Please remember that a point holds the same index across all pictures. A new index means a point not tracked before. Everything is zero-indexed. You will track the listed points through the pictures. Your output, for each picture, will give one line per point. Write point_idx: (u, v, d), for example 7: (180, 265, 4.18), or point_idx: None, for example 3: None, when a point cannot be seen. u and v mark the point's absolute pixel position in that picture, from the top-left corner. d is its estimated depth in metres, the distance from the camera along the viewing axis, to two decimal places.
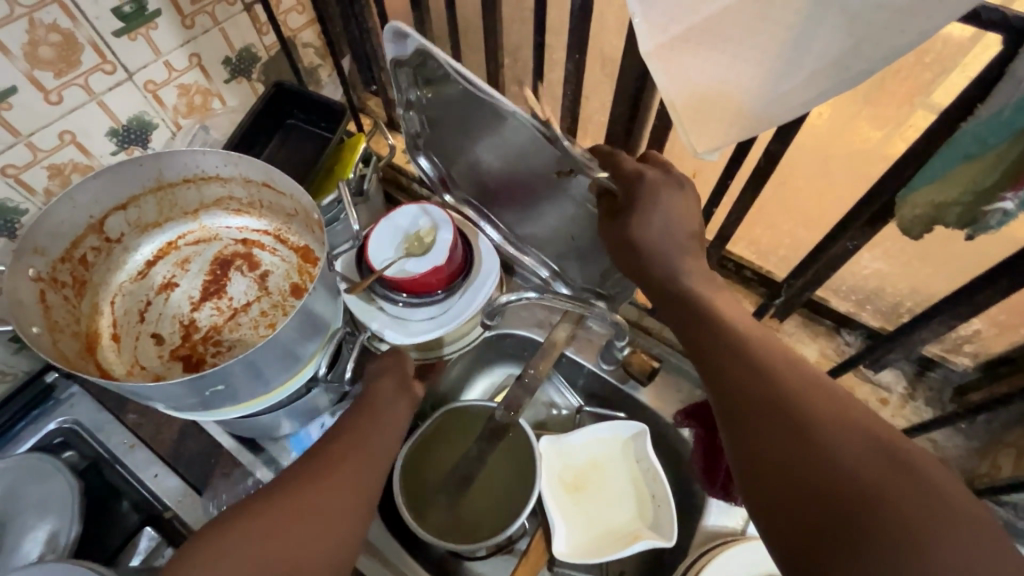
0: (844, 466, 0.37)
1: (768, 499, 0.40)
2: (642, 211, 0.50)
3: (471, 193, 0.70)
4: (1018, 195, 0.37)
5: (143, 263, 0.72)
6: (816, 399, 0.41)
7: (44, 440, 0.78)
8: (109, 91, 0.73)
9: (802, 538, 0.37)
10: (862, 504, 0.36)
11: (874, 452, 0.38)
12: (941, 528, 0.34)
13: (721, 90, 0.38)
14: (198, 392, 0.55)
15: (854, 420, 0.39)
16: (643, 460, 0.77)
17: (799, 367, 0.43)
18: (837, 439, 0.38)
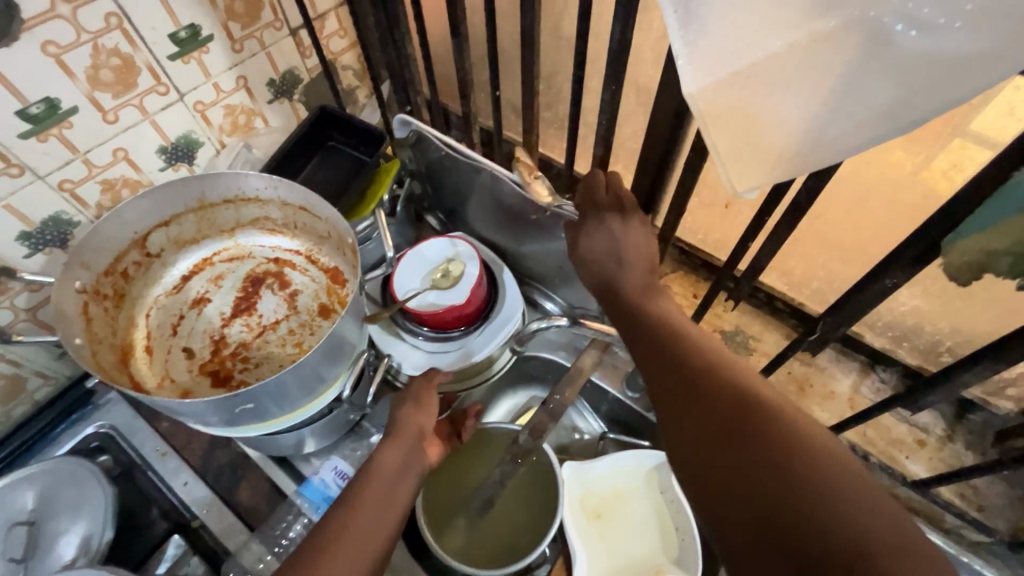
0: (733, 415, 0.39)
1: (678, 458, 0.42)
2: (592, 231, 0.60)
3: (476, 231, 0.88)
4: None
5: (179, 278, 0.74)
6: (712, 365, 0.44)
7: (81, 444, 0.80)
8: (161, 112, 0.77)
9: (705, 488, 0.39)
10: (741, 439, 0.37)
11: (762, 402, 0.39)
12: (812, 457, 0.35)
13: (765, 132, 0.38)
14: (227, 410, 0.56)
15: (745, 382, 0.41)
16: (667, 492, 0.76)
17: (707, 345, 0.47)
18: (722, 383, 0.42)
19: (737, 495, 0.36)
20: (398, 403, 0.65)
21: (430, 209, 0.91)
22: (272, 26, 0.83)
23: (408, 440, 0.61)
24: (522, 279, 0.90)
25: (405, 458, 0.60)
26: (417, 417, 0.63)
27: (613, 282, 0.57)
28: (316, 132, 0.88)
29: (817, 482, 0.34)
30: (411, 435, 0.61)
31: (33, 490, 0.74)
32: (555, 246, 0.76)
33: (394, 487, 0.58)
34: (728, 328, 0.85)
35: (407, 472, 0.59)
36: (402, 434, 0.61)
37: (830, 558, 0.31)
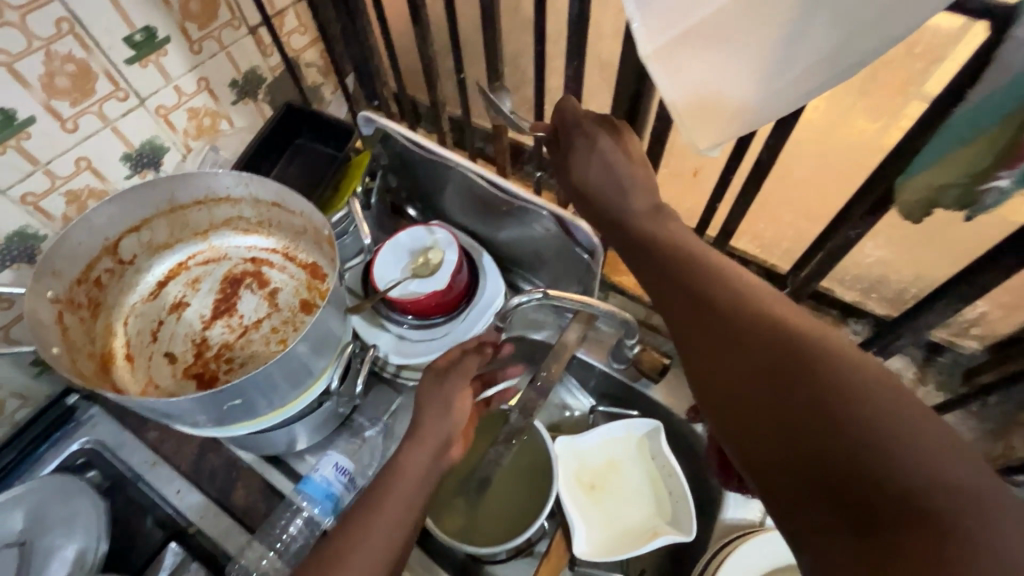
0: (774, 359, 0.38)
1: (720, 405, 0.41)
2: (582, 158, 0.56)
3: (454, 221, 0.89)
4: (1013, 173, 0.35)
5: (155, 283, 0.72)
6: (750, 305, 0.41)
7: (67, 461, 0.79)
8: (122, 118, 0.75)
9: (752, 435, 0.38)
10: (782, 389, 0.37)
11: (812, 348, 0.37)
12: (856, 403, 0.34)
13: (717, 89, 0.40)
14: (215, 408, 0.56)
15: (790, 322, 0.39)
16: (658, 457, 0.78)
17: (738, 278, 0.44)
18: (751, 329, 0.40)
19: (789, 445, 0.35)
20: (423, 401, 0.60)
21: (408, 200, 0.91)
22: (230, 25, 0.82)
23: (433, 443, 0.57)
24: (503, 266, 0.91)
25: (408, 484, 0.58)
26: (446, 420, 0.58)
27: (615, 215, 0.55)
28: (284, 129, 0.87)
29: (875, 425, 0.33)
30: (438, 437, 0.57)
31: (20, 511, 0.72)
32: (529, 232, 0.78)
33: (419, 492, 0.55)
34: None
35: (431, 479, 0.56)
36: (427, 438, 0.57)
37: (892, 496, 0.31)
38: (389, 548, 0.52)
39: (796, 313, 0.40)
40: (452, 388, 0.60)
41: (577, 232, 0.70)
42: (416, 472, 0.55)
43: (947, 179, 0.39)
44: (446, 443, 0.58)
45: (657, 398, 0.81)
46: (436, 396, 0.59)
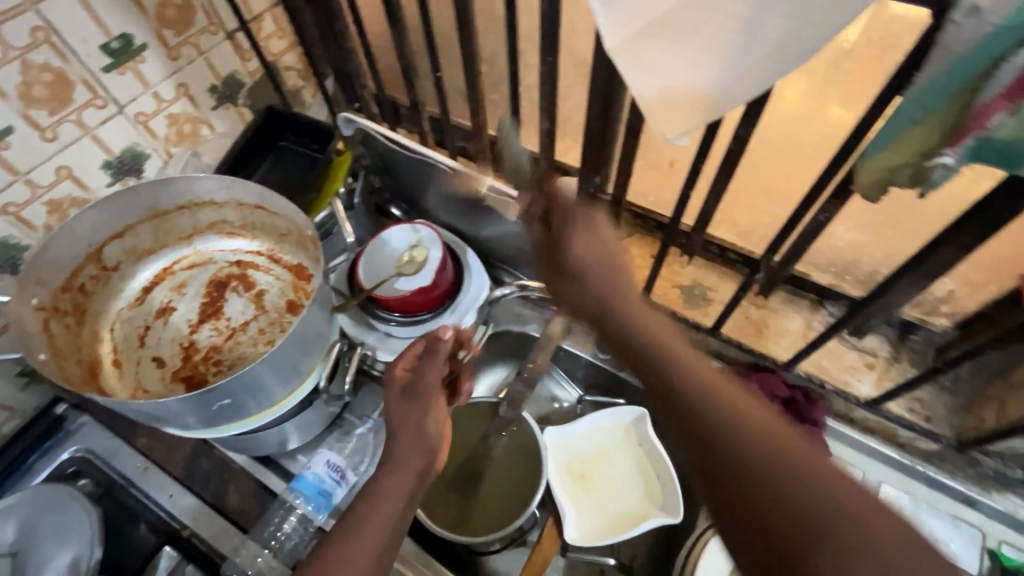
0: (754, 472, 0.38)
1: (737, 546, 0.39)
2: (582, 241, 0.54)
3: (438, 219, 0.90)
4: (957, 150, 0.36)
5: (140, 289, 0.73)
6: (754, 428, 0.40)
7: (58, 471, 0.79)
8: (101, 125, 0.75)
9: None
10: (763, 506, 0.37)
11: (822, 491, 0.36)
12: (836, 525, 0.34)
13: (680, 79, 0.42)
14: (205, 408, 0.57)
15: (767, 430, 0.39)
16: (646, 444, 0.80)
17: (733, 392, 0.42)
18: (732, 438, 0.40)
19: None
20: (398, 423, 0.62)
21: (393, 199, 0.91)
22: (208, 31, 0.82)
23: (416, 464, 0.59)
24: (488, 262, 0.92)
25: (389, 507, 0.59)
26: (423, 443, 0.60)
27: (599, 307, 0.52)
28: (266, 133, 0.87)
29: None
30: (417, 456, 0.60)
31: (13, 521, 0.72)
32: (510, 228, 0.79)
33: (405, 506, 0.57)
34: (685, 283, 0.85)
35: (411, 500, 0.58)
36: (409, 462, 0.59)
37: None
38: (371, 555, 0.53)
39: (769, 414, 0.41)
40: (426, 405, 0.62)
41: None
42: (398, 491, 0.57)
43: (903, 158, 0.39)
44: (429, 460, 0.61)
45: (640, 386, 0.84)
46: (412, 417, 0.61)
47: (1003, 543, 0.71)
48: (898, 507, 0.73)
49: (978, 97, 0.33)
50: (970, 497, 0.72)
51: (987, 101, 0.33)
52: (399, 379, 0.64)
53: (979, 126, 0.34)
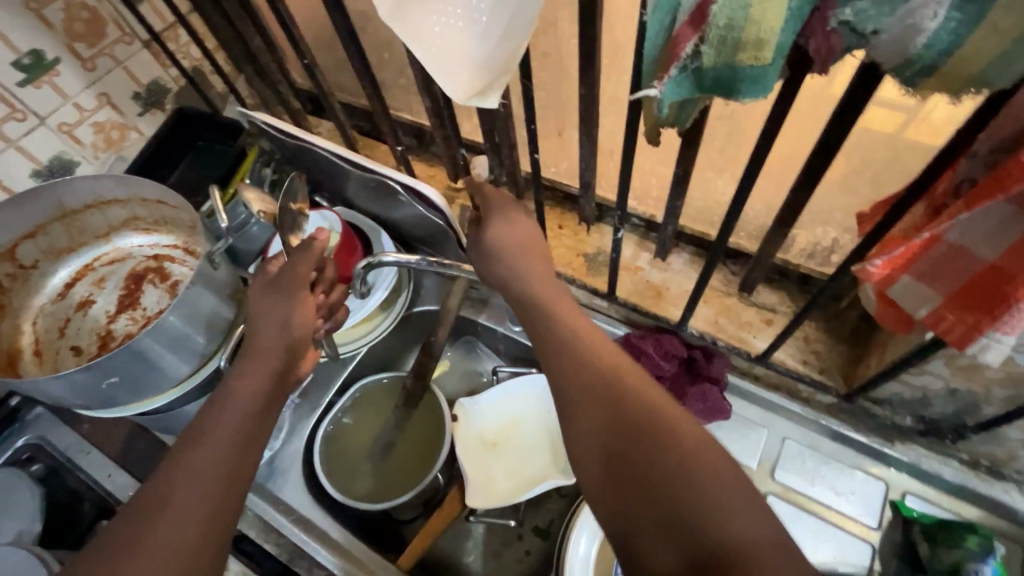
0: (576, 376, 0.45)
1: (615, 502, 0.40)
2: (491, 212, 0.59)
3: (357, 205, 0.93)
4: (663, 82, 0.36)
5: (62, 285, 0.79)
6: (632, 385, 0.44)
7: (13, 457, 0.86)
8: (25, 137, 0.82)
9: (640, 540, 0.37)
10: (585, 393, 0.44)
11: (614, 381, 0.44)
12: (612, 381, 0.44)
13: (446, 38, 0.43)
14: (95, 384, 0.62)
15: (573, 341, 0.48)
16: (552, 410, 0.83)
17: (567, 312, 0.51)
18: (557, 343, 0.48)
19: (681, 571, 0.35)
20: (259, 306, 0.59)
21: (314, 190, 0.95)
22: (122, 41, 0.88)
23: (272, 365, 0.56)
24: (409, 243, 0.95)
25: (258, 393, 0.55)
26: (284, 331, 0.58)
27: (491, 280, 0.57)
28: (184, 133, 0.93)
29: (769, 559, 0.34)
30: (275, 359, 0.57)
31: None
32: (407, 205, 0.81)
33: (256, 422, 0.54)
34: (589, 251, 0.84)
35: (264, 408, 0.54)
36: (265, 349, 0.57)
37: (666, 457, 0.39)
38: (207, 494, 0.47)
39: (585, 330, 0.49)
40: (291, 297, 0.59)
41: (430, 198, 0.74)
42: (253, 396, 0.54)
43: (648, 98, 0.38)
44: (289, 359, 0.58)
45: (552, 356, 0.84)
46: (275, 309, 0.58)
47: (907, 494, 0.69)
48: (799, 462, 0.72)
49: (676, 24, 0.34)
50: (874, 449, 0.70)
51: (679, 30, 0.34)
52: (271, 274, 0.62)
53: (679, 57, 0.34)
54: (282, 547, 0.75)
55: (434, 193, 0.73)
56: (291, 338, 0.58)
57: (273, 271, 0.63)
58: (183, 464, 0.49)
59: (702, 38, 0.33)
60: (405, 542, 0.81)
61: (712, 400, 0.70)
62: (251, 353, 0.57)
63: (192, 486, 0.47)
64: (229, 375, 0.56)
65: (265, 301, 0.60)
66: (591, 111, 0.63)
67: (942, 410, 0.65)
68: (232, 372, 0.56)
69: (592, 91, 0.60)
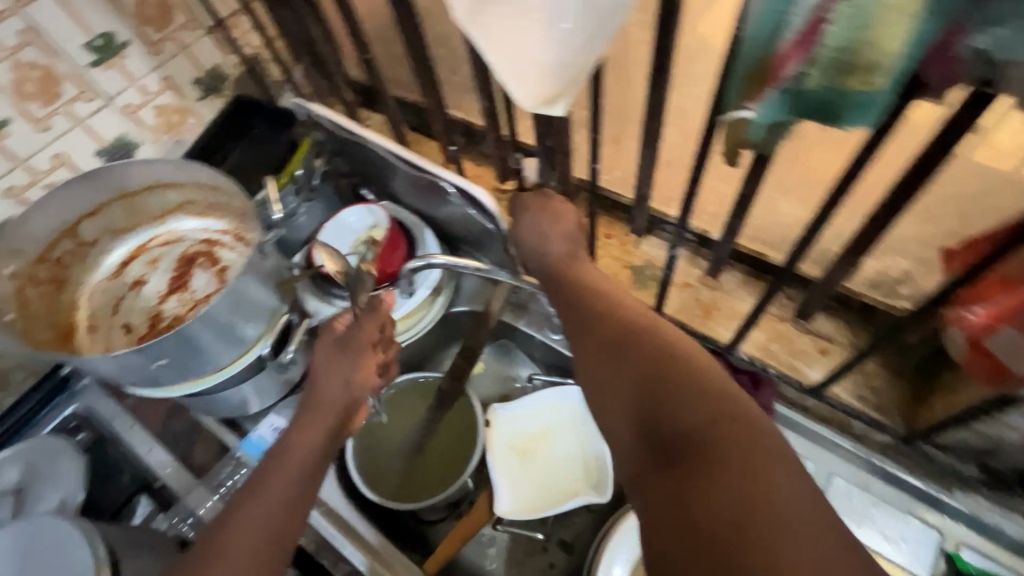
0: (588, 303, 0.56)
1: (605, 417, 0.48)
2: (532, 220, 0.68)
3: (403, 202, 0.93)
4: (757, 105, 0.34)
5: (118, 263, 0.81)
6: (632, 323, 0.50)
7: (61, 425, 0.89)
8: (92, 116, 0.84)
9: (624, 442, 0.45)
10: (593, 314, 0.54)
11: (617, 307, 0.53)
12: (616, 307, 0.53)
13: (522, 44, 0.42)
14: (144, 365, 0.63)
15: (592, 285, 0.58)
16: (586, 424, 0.80)
17: (591, 273, 0.62)
18: (577, 287, 0.59)
19: (654, 458, 0.42)
20: (321, 362, 0.63)
21: (362, 184, 0.96)
22: (187, 27, 0.89)
23: (329, 421, 0.61)
24: (451, 243, 0.94)
25: (315, 449, 0.59)
26: (343, 391, 0.61)
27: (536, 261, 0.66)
28: (240, 121, 0.94)
29: (724, 439, 0.39)
30: (330, 417, 0.61)
31: (16, 467, 0.82)
32: (454, 205, 0.81)
33: (313, 476, 0.58)
34: (637, 263, 0.83)
35: (320, 463, 0.59)
36: (324, 408, 0.61)
37: (650, 356, 0.46)
38: (261, 546, 0.52)
39: (603, 282, 0.59)
40: (357, 357, 0.62)
41: (482, 202, 0.73)
42: (310, 451, 0.59)
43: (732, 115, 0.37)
44: (345, 417, 0.62)
45: None
46: (340, 370, 0.62)
47: (963, 546, 0.65)
48: (847, 501, 0.69)
49: (780, 43, 0.31)
50: (929, 495, 0.67)
51: (784, 49, 0.31)
52: (336, 333, 0.64)
53: (779, 77, 0.32)
54: (310, 538, 0.76)
55: (487, 198, 0.73)
56: (349, 399, 0.62)
57: (340, 329, 0.65)
58: (243, 513, 0.53)
59: (809, 60, 0.31)
60: (429, 543, 0.81)
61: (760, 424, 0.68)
62: (310, 409, 0.61)
63: (250, 532, 0.52)
64: (289, 430, 0.60)
65: (326, 359, 0.63)
66: (656, 121, 0.60)
67: (1013, 463, 0.60)
68: (293, 424, 0.61)
69: (659, 101, 0.58)
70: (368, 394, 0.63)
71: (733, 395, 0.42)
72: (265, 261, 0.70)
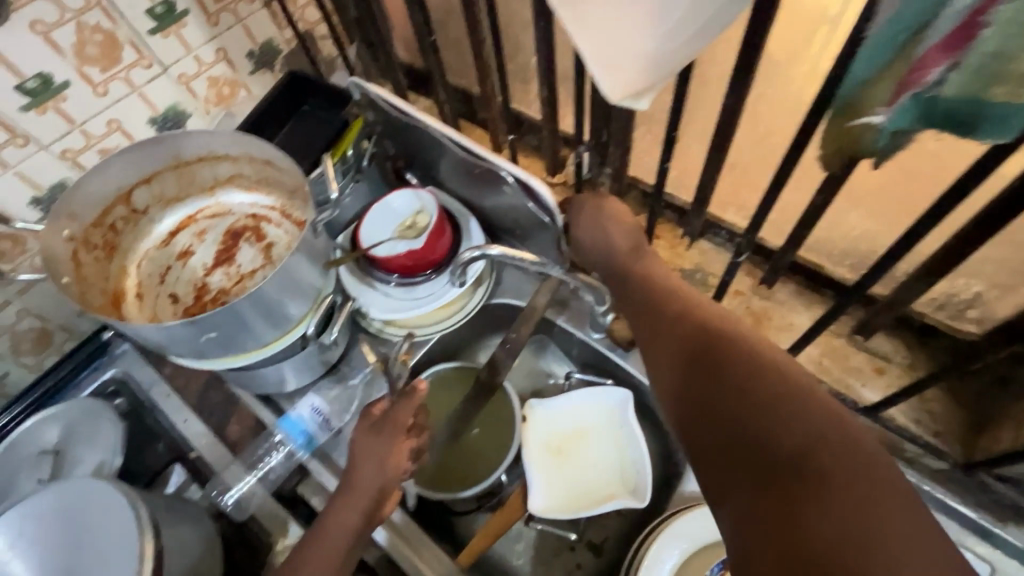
0: (661, 307, 0.55)
1: (691, 430, 0.45)
2: (591, 226, 0.68)
3: (448, 189, 0.91)
4: (888, 111, 0.33)
5: (166, 233, 0.81)
6: (713, 329, 0.49)
7: (100, 388, 0.90)
8: (147, 84, 0.84)
9: (716, 459, 0.43)
10: (667, 318, 0.53)
11: (694, 310, 0.52)
12: (691, 311, 0.52)
13: (620, 31, 0.40)
14: (194, 338, 0.63)
15: (664, 287, 0.58)
16: (625, 427, 0.78)
17: (660, 274, 0.61)
18: (646, 291, 0.58)
19: (753, 482, 0.40)
20: (361, 442, 0.64)
21: (408, 167, 0.95)
22: None
23: (363, 504, 0.62)
24: (494, 233, 0.93)
25: (354, 530, 0.61)
26: (379, 474, 0.63)
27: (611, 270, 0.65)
28: (290, 96, 0.93)
29: (837, 467, 0.38)
30: (367, 501, 0.62)
31: (56, 426, 0.84)
32: (504, 196, 0.79)
33: (347, 555, 0.61)
34: (687, 267, 0.85)
35: (358, 541, 0.61)
36: (360, 493, 0.62)
37: (736, 360, 0.45)
38: None
39: (674, 284, 0.58)
40: (389, 442, 0.64)
41: (540, 195, 0.72)
42: (346, 533, 0.61)
43: (853, 126, 0.35)
44: (380, 499, 0.63)
45: (631, 369, 0.81)
46: (375, 452, 0.63)
47: None
48: None
49: (920, 47, 0.30)
50: (981, 527, 0.63)
51: (924, 54, 0.30)
52: (373, 415, 0.65)
53: (918, 82, 0.31)
54: None
55: (547, 192, 0.70)
56: (387, 483, 0.63)
57: (376, 413, 0.66)
58: None
59: (955, 65, 0.29)
60: (461, 535, 0.81)
61: None
62: (349, 490, 0.63)
63: None
64: (327, 509, 0.63)
65: (366, 435, 0.65)
66: (730, 123, 0.59)
67: None
68: (333, 503, 0.63)
69: (738, 103, 0.56)
70: (401, 477, 0.64)
71: (843, 418, 0.40)
72: (314, 242, 0.69)
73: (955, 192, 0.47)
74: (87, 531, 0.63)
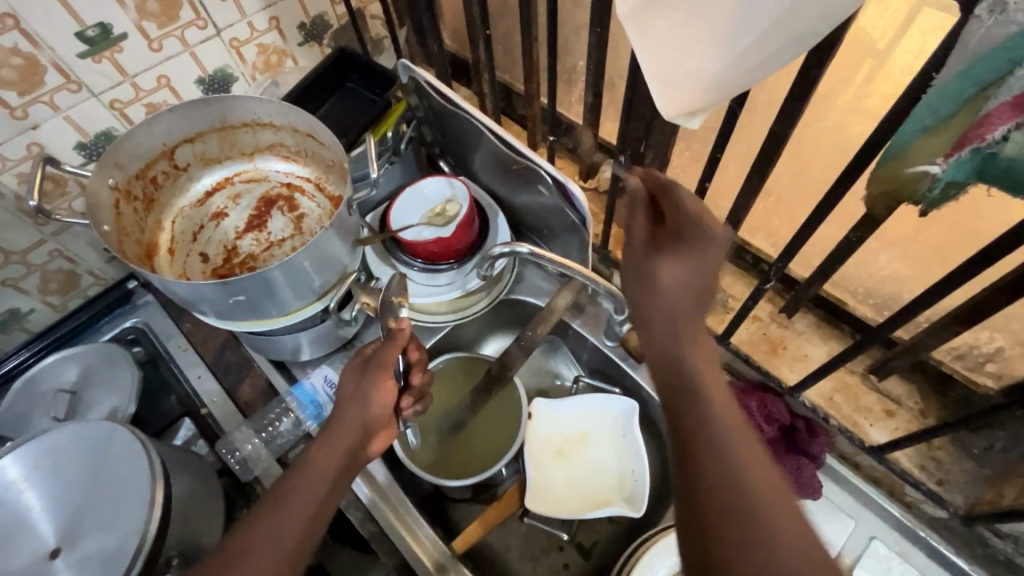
0: (675, 390, 0.45)
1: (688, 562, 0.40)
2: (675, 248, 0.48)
3: (480, 181, 0.92)
4: (947, 160, 0.36)
5: (203, 192, 0.83)
6: (730, 453, 0.41)
7: (119, 335, 0.93)
8: (199, 45, 0.85)
9: None
10: (679, 413, 0.44)
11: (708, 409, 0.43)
12: (705, 408, 0.43)
13: (685, 51, 0.40)
14: (223, 298, 0.65)
15: (681, 351, 0.46)
16: (628, 436, 0.79)
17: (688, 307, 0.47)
18: (660, 349, 0.47)
19: None
20: (350, 386, 0.62)
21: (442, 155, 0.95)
22: None
23: (348, 440, 0.59)
24: (518, 230, 0.93)
25: (338, 463, 0.58)
26: (365, 409, 0.61)
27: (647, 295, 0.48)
28: (337, 71, 0.94)
29: None
30: (353, 434, 0.60)
31: (74, 367, 0.86)
32: (538, 195, 0.80)
33: (329, 491, 0.57)
34: None
35: (343, 475, 0.59)
36: (346, 427, 0.60)
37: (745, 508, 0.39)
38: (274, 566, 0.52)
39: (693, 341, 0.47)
40: (376, 379, 0.62)
41: (576, 200, 0.72)
42: (330, 467, 0.58)
43: (908, 172, 0.39)
44: (364, 436, 0.61)
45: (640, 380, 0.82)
46: (361, 391, 0.61)
47: None
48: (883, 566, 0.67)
49: (986, 104, 0.33)
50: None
51: (992, 110, 0.33)
52: (363, 355, 0.65)
53: (980, 137, 0.34)
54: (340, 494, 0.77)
55: (583, 198, 0.72)
56: (373, 419, 0.61)
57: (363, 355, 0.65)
58: (260, 526, 0.54)
59: (1019, 124, 0.32)
60: (454, 522, 0.82)
61: (807, 476, 0.68)
62: (332, 423, 0.60)
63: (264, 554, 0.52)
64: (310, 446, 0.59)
65: (355, 377, 0.63)
66: (775, 150, 0.59)
67: None
68: (316, 439, 0.60)
69: (786, 133, 0.56)
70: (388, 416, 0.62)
71: None
72: (346, 219, 0.70)
73: (995, 249, 0.47)
74: (103, 469, 0.65)
